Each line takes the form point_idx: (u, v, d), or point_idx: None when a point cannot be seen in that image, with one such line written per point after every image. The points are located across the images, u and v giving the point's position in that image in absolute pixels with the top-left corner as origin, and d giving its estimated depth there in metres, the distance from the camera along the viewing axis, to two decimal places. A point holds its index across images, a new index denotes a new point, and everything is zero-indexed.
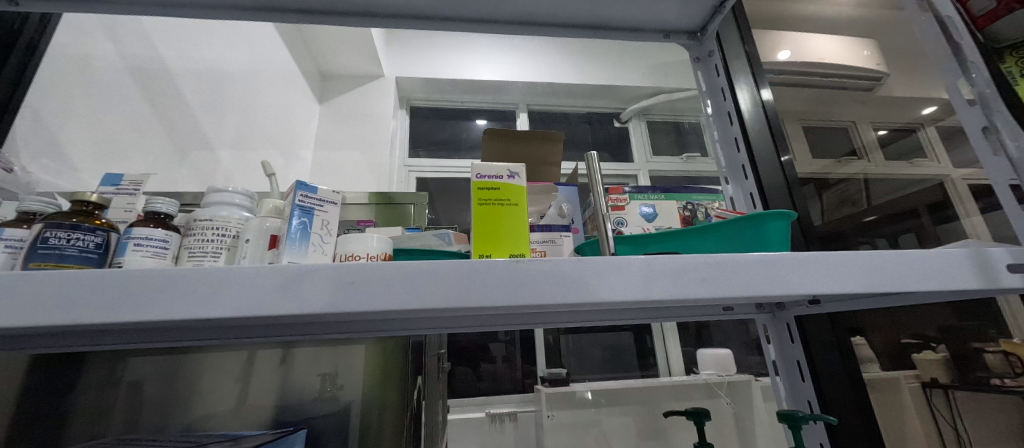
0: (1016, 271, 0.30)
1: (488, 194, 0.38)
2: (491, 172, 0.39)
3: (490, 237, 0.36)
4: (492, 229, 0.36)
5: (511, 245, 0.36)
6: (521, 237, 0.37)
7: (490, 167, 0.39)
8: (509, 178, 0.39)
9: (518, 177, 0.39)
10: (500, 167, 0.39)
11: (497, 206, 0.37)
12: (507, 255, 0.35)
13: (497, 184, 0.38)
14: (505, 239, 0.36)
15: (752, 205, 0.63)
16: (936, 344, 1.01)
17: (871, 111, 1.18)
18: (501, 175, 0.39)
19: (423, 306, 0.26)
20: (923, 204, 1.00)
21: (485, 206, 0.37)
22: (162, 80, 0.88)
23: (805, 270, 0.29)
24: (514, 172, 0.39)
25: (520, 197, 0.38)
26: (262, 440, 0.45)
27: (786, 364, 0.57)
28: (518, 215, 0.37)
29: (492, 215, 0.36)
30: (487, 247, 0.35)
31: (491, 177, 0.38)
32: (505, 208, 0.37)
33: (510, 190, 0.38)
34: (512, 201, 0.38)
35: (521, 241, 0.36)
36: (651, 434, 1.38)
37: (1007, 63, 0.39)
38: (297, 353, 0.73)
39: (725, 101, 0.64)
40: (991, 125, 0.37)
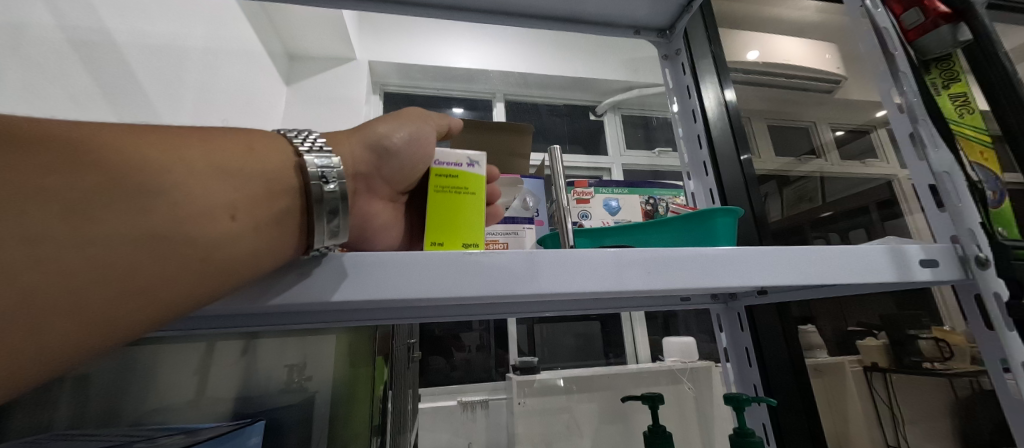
0: (926, 266, 0.34)
1: (446, 182, 0.38)
2: (450, 159, 0.38)
3: (444, 224, 0.37)
4: (450, 216, 0.37)
5: (464, 237, 0.36)
6: (477, 229, 0.37)
7: (449, 154, 0.38)
8: (468, 166, 0.38)
9: (480, 166, 0.39)
10: (462, 154, 0.39)
11: (452, 195, 0.37)
12: (461, 246, 0.36)
13: (455, 172, 0.38)
14: (459, 232, 0.37)
15: (711, 201, 0.66)
16: (878, 331, 1.11)
17: (830, 112, 1.26)
18: (456, 162, 0.38)
19: (397, 298, 0.27)
20: (873, 201, 1.13)
21: (441, 194, 0.37)
22: (135, 58, 0.84)
23: (748, 264, 0.30)
24: (474, 160, 0.39)
25: (478, 185, 0.38)
26: (215, 432, 0.43)
27: (736, 351, 0.62)
28: (474, 207, 0.38)
29: (447, 203, 0.37)
30: (437, 236, 0.36)
31: (450, 165, 0.38)
32: (460, 198, 0.37)
33: (468, 179, 0.38)
34: (470, 191, 0.38)
35: (476, 234, 0.37)
36: (616, 418, 1.42)
37: (932, 75, 0.43)
38: (262, 344, 0.70)
39: (691, 99, 0.67)
40: (916, 133, 0.41)
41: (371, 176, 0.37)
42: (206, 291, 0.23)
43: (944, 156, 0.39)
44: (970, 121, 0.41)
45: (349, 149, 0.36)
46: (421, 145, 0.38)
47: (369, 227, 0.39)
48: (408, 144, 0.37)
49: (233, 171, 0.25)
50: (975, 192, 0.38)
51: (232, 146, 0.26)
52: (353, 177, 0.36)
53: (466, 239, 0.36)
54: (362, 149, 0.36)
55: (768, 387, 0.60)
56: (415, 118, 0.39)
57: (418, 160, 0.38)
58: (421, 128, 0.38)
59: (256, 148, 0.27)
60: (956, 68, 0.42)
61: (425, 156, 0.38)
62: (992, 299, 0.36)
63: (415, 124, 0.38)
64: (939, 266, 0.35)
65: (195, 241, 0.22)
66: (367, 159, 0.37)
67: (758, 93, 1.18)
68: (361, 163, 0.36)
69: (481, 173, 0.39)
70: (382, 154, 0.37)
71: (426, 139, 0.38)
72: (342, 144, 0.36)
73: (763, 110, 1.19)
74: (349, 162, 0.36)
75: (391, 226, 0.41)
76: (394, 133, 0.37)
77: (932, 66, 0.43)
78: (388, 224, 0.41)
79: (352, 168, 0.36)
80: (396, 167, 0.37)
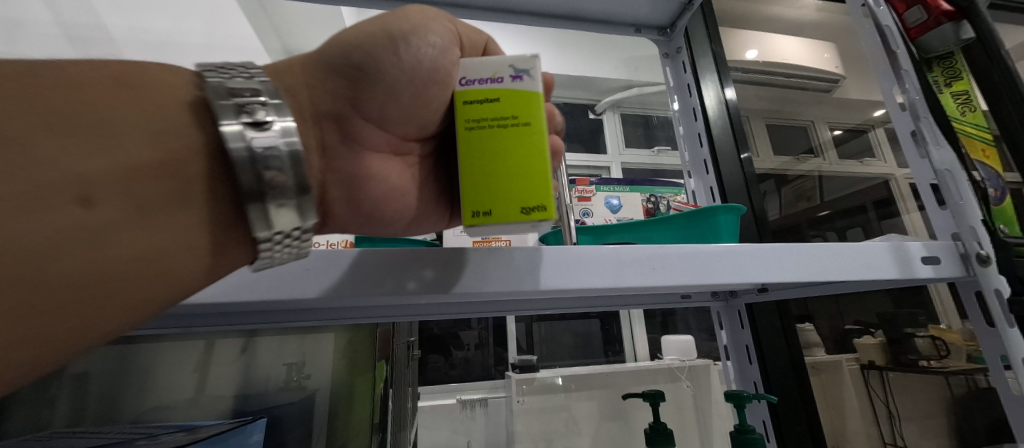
0: (927, 263, 0.34)
1: (484, 108, 0.28)
2: (487, 75, 0.29)
3: (491, 171, 0.27)
4: (495, 154, 0.27)
5: (521, 192, 0.26)
6: (542, 176, 0.27)
7: (485, 69, 0.29)
8: (512, 80, 0.28)
9: (531, 78, 0.29)
10: (501, 65, 0.29)
11: (496, 128, 0.27)
12: (517, 208, 0.26)
13: (495, 94, 0.28)
14: (513, 184, 0.26)
15: (711, 199, 0.66)
16: (875, 329, 1.13)
17: (828, 111, 1.27)
18: (495, 79, 0.28)
19: (405, 293, 0.27)
20: (870, 201, 1.14)
21: (479, 127, 0.27)
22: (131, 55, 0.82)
23: (755, 261, 0.31)
24: (520, 70, 0.29)
25: (529, 105, 0.28)
26: (218, 429, 0.43)
27: (736, 348, 0.63)
28: (531, 143, 0.27)
29: (489, 138, 0.27)
30: (480, 200, 0.26)
31: (487, 85, 0.28)
32: (510, 130, 0.27)
33: (515, 99, 0.28)
34: (522, 119, 0.27)
35: (541, 183, 0.26)
36: (614, 416, 1.42)
37: (934, 72, 0.43)
38: (261, 342, 0.69)
39: (691, 97, 0.67)
40: (918, 130, 0.41)
41: (349, 120, 0.31)
42: (128, 287, 0.21)
43: (947, 155, 0.40)
44: (971, 120, 0.41)
45: (307, 89, 0.30)
46: (421, 53, 0.29)
47: (364, 188, 0.33)
48: (395, 64, 0.29)
49: (110, 146, 0.21)
50: (977, 190, 0.39)
51: (119, 111, 0.22)
52: (315, 122, 0.30)
53: (524, 195, 0.26)
54: (329, 86, 0.30)
55: (768, 383, 0.60)
56: (418, 16, 0.30)
57: (421, 91, 0.31)
58: (432, 30, 0.30)
59: (171, 110, 0.24)
60: (958, 66, 0.43)
61: (436, 77, 0.30)
62: (994, 296, 0.36)
63: (414, 26, 0.29)
64: (941, 263, 0.35)
65: (102, 237, 0.20)
66: (339, 96, 0.30)
67: (757, 92, 1.18)
68: (329, 104, 0.30)
69: (535, 88, 0.28)
70: (357, 84, 0.29)
71: (447, 50, 0.31)
72: (298, 82, 0.29)
73: (762, 109, 1.19)
74: (307, 104, 0.29)
75: (398, 182, 0.35)
76: (376, 48, 0.29)
77: (934, 64, 0.44)
78: (392, 179, 0.35)
79: (314, 111, 0.30)
80: (385, 96, 0.30)
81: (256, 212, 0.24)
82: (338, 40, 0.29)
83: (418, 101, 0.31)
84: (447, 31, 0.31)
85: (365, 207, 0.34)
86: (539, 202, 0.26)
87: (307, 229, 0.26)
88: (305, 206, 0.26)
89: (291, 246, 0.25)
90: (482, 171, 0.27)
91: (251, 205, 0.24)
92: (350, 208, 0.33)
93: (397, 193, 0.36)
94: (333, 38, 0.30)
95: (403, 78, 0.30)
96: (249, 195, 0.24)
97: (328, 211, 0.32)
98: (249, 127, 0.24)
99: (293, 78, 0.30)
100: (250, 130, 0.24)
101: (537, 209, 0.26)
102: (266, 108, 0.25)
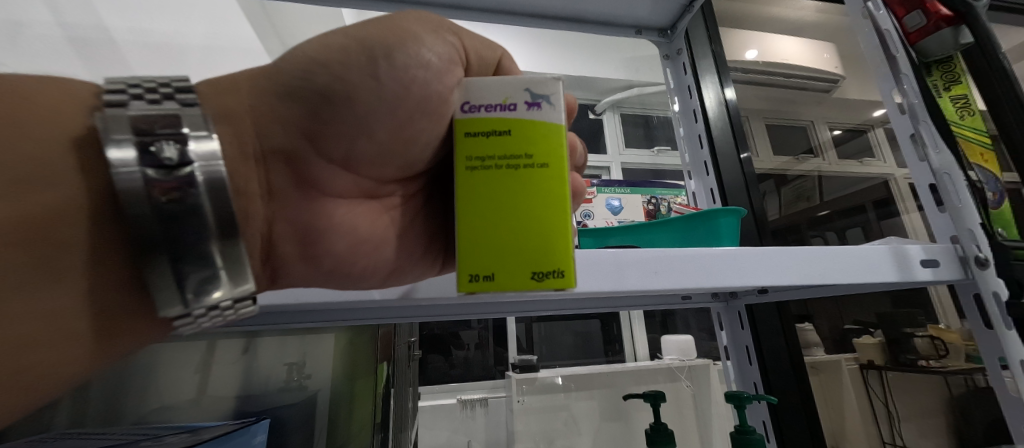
0: (927, 266, 0.35)
1: (492, 142, 0.25)
2: (496, 101, 0.26)
3: (499, 221, 0.24)
4: (503, 199, 0.24)
5: (532, 254, 0.23)
6: (560, 233, 0.23)
7: (495, 94, 0.26)
8: (527, 108, 0.25)
9: (551, 106, 0.25)
10: (516, 89, 0.26)
11: (505, 168, 0.24)
12: (528, 270, 0.23)
13: (506, 125, 0.25)
14: (523, 243, 0.23)
15: (712, 201, 0.67)
16: (874, 329, 1.12)
17: (827, 112, 1.27)
18: (506, 106, 0.25)
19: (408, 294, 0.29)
20: (869, 200, 1.18)
21: (484, 168, 0.24)
22: None
23: (756, 264, 0.31)
24: (536, 98, 0.26)
25: (547, 140, 0.25)
26: (220, 431, 0.43)
27: (735, 349, 0.63)
28: (548, 188, 0.24)
29: (496, 180, 0.24)
30: (481, 261, 0.23)
31: (496, 113, 0.25)
32: (521, 172, 0.24)
33: (529, 132, 0.25)
34: (537, 159, 0.24)
35: (558, 240, 0.23)
36: (613, 416, 1.43)
37: (933, 76, 0.43)
38: (262, 342, 0.70)
39: (691, 99, 0.67)
40: (916, 132, 0.42)
41: (306, 157, 0.28)
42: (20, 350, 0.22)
43: (946, 158, 0.40)
44: (970, 123, 0.42)
45: (254, 117, 0.26)
46: (407, 75, 0.26)
47: (323, 239, 0.30)
48: (366, 96, 0.26)
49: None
50: (975, 193, 0.39)
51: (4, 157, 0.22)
52: (260, 158, 0.27)
53: (536, 258, 0.23)
54: (281, 114, 0.26)
55: (768, 383, 0.61)
56: (412, 28, 0.27)
57: (400, 124, 0.27)
58: (427, 45, 0.26)
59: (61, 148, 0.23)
60: (957, 70, 0.43)
61: (425, 106, 0.27)
62: (991, 299, 0.36)
63: (402, 40, 0.26)
64: (939, 266, 0.36)
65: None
66: (294, 128, 0.27)
67: (757, 92, 1.18)
68: (281, 137, 0.27)
69: (556, 118, 0.25)
70: (316, 115, 0.26)
71: (444, 71, 0.27)
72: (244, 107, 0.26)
73: (762, 109, 1.19)
74: (252, 137, 0.26)
75: (367, 231, 0.32)
76: (347, 70, 0.25)
77: (933, 68, 0.44)
78: (360, 227, 0.32)
79: (260, 146, 0.26)
80: (350, 129, 0.27)
81: (157, 289, 0.23)
82: (299, 56, 0.26)
83: (396, 136, 0.28)
84: (448, 48, 0.27)
85: (324, 262, 0.31)
86: (554, 267, 0.23)
87: (244, 298, 0.25)
88: (234, 273, 0.24)
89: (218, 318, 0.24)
90: (485, 222, 0.24)
91: (153, 282, 0.23)
92: (304, 262, 0.30)
93: (365, 243, 0.32)
94: (292, 53, 0.26)
95: (377, 108, 0.26)
96: (152, 269, 0.23)
97: (280, 266, 0.30)
98: (156, 170, 0.22)
99: (240, 101, 0.26)
100: (160, 172, 0.22)
101: (552, 276, 0.23)
102: (171, 140, 0.23)
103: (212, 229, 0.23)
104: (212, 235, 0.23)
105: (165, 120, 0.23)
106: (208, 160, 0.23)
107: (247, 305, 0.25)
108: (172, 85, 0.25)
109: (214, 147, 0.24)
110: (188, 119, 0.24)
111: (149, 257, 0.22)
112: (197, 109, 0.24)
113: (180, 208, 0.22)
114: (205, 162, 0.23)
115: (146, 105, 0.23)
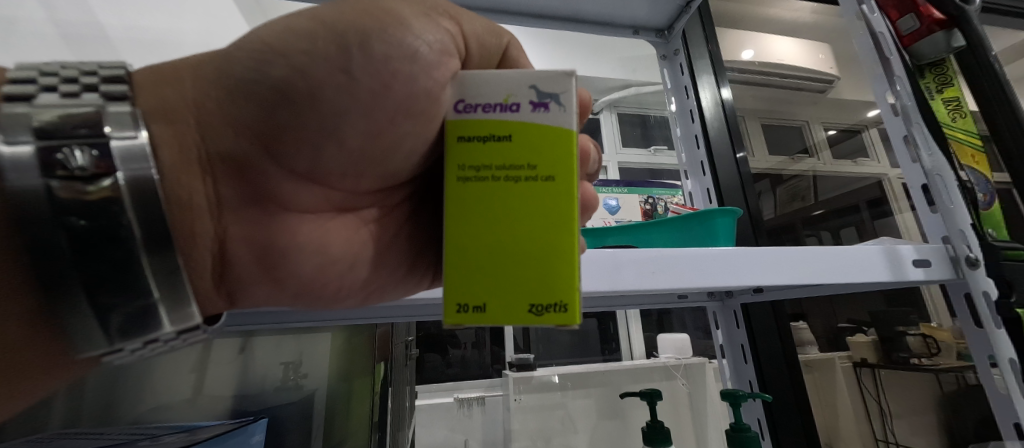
0: (918, 266, 0.35)
1: (491, 150, 0.23)
2: (496, 101, 0.24)
3: (497, 242, 0.22)
4: (502, 219, 0.22)
5: (531, 283, 0.22)
6: (566, 260, 0.22)
7: (495, 91, 0.24)
8: (533, 110, 0.23)
9: (561, 107, 0.24)
10: (520, 87, 0.24)
11: (505, 180, 0.23)
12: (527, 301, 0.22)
13: (507, 129, 0.23)
14: (524, 271, 0.22)
15: (708, 200, 0.68)
16: (867, 328, 1.14)
17: (823, 112, 1.29)
18: (508, 105, 0.24)
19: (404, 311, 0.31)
20: (864, 200, 1.20)
21: (478, 182, 0.23)
22: None
23: (752, 265, 0.31)
24: (542, 98, 0.24)
25: (555, 151, 0.23)
26: (216, 432, 0.42)
27: (731, 347, 0.64)
28: (553, 204, 0.22)
29: (496, 197, 0.23)
30: (472, 289, 0.22)
31: (496, 114, 0.24)
32: (523, 185, 0.22)
33: (534, 140, 0.23)
34: (542, 171, 0.23)
35: (561, 267, 0.22)
36: (609, 414, 1.43)
37: (926, 80, 0.44)
38: (258, 342, 0.69)
39: (688, 99, 0.68)
40: (910, 135, 0.42)
41: (262, 167, 0.26)
42: None
43: (938, 159, 0.41)
44: (962, 125, 0.42)
45: (197, 118, 0.24)
46: (389, 66, 0.24)
47: (287, 259, 0.29)
48: (333, 94, 0.24)
49: None
50: (966, 194, 0.40)
51: None
52: (205, 166, 0.24)
53: (536, 288, 0.22)
54: (230, 117, 0.24)
55: (763, 381, 0.61)
56: (397, 9, 0.24)
57: (375, 127, 0.25)
58: (416, 31, 0.24)
59: None
60: (949, 73, 0.44)
61: (408, 105, 0.24)
62: (981, 298, 0.37)
63: (383, 27, 0.23)
64: (931, 267, 0.37)
65: None
66: (247, 133, 0.24)
67: (753, 93, 1.19)
68: (231, 142, 0.24)
69: (566, 122, 0.23)
70: (273, 119, 0.24)
71: (435, 63, 0.24)
72: (187, 105, 0.24)
73: (757, 109, 1.20)
74: (196, 142, 0.24)
75: (338, 250, 0.31)
76: (313, 63, 0.23)
77: (927, 71, 0.45)
78: (330, 245, 0.30)
79: (205, 152, 0.24)
80: (313, 135, 0.25)
81: (79, 330, 0.22)
82: (253, 48, 0.24)
83: (374, 140, 0.26)
84: (441, 34, 0.25)
85: (288, 285, 0.30)
86: (557, 300, 0.22)
87: (190, 330, 0.24)
88: (174, 305, 0.23)
89: (161, 348, 0.24)
90: (480, 242, 0.22)
91: (71, 322, 0.22)
92: (266, 282, 0.29)
93: (337, 263, 0.31)
94: (244, 43, 0.24)
95: (346, 109, 0.24)
96: (69, 301, 0.21)
97: (239, 288, 0.29)
98: (67, 181, 0.21)
99: (183, 97, 0.24)
100: (76, 183, 0.21)
101: (553, 310, 0.22)
102: (84, 144, 0.21)
103: (141, 256, 0.22)
104: (143, 270, 0.22)
105: (83, 120, 0.21)
106: (127, 163, 0.21)
107: (198, 334, 0.24)
108: (98, 75, 0.23)
109: (139, 147, 0.22)
110: (110, 115, 0.21)
111: (66, 296, 0.21)
112: (127, 105, 0.22)
113: (108, 234, 0.21)
114: (125, 165, 0.21)
115: (59, 99, 0.22)
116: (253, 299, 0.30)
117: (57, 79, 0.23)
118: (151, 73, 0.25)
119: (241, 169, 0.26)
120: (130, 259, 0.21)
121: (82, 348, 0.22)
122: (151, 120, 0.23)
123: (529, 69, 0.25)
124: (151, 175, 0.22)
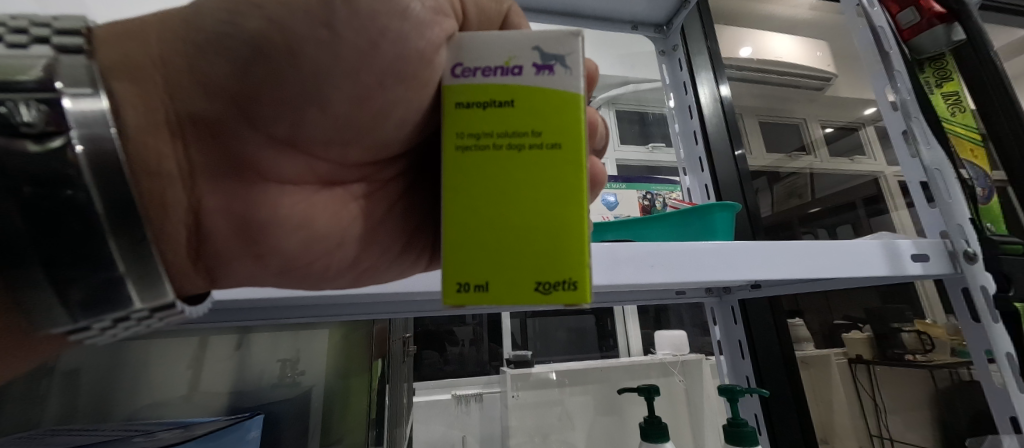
0: (918, 260, 0.36)
1: (492, 116, 0.23)
2: (496, 63, 0.23)
3: (504, 216, 0.22)
4: (505, 191, 0.22)
5: (538, 259, 0.22)
6: (576, 232, 0.22)
7: (493, 55, 0.24)
8: (536, 72, 0.23)
9: (566, 69, 0.23)
10: (522, 49, 0.24)
11: (507, 149, 0.22)
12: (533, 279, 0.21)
13: (508, 94, 0.23)
14: (531, 246, 0.22)
15: (706, 196, 0.68)
16: (863, 324, 1.15)
17: (819, 109, 1.29)
18: (509, 68, 0.23)
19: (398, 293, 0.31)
20: (860, 198, 1.20)
21: (478, 155, 0.22)
22: None
23: (750, 257, 0.31)
24: (546, 61, 0.23)
25: (561, 117, 0.23)
26: (210, 429, 0.42)
27: (729, 343, 0.64)
28: (561, 173, 0.22)
29: (500, 167, 0.22)
30: (473, 268, 0.22)
31: (496, 78, 0.23)
32: (527, 154, 0.22)
33: (536, 104, 0.23)
34: (547, 138, 0.22)
35: (572, 242, 0.22)
36: (606, 410, 1.43)
37: (926, 74, 0.44)
38: (255, 338, 0.68)
39: (687, 95, 0.68)
40: (909, 130, 0.42)
41: (237, 131, 0.25)
42: None
43: (938, 154, 0.41)
44: (960, 119, 0.43)
45: (165, 76, 0.23)
46: (374, 23, 0.22)
47: (268, 233, 0.28)
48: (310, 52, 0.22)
49: None
50: (965, 188, 0.40)
51: None
52: (175, 128, 0.24)
53: (543, 265, 0.22)
54: (199, 76, 0.23)
55: (761, 376, 0.62)
56: None
57: (362, 92, 0.24)
58: None
59: None
60: (949, 67, 0.44)
61: (397, 70, 0.23)
62: (978, 292, 0.37)
63: None
64: (929, 261, 0.37)
65: None
66: (218, 94, 0.24)
67: (751, 90, 1.19)
68: (202, 103, 0.23)
69: (573, 85, 0.23)
70: (245, 79, 0.23)
71: (429, 23, 0.23)
72: (154, 62, 0.23)
73: (755, 107, 1.21)
74: (165, 103, 0.23)
75: (324, 225, 0.30)
76: (290, 17, 0.22)
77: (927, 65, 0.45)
78: (316, 219, 0.29)
79: (174, 113, 0.23)
80: (290, 98, 0.24)
81: (40, 309, 0.21)
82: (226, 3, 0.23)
83: (361, 107, 0.25)
84: None
85: (270, 260, 0.28)
86: (564, 277, 0.21)
87: (166, 307, 0.23)
88: (143, 281, 0.22)
89: (134, 326, 0.23)
90: (483, 218, 0.22)
91: (30, 302, 0.21)
92: (248, 257, 0.28)
93: (323, 239, 0.30)
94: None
95: (330, 70, 0.23)
96: (21, 277, 0.20)
97: (219, 263, 0.28)
98: (13, 138, 0.19)
99: (150, 54, 0.23)
100: (25, 141, 0.20)
101: (562, 287, 0.21)
102: (33, 100, 0.20)
103: (106, 231, 0.21)
104: (109, 247, 0.21)
105: (37, 75, 0.20)
106: (83, 124, 0.20)
107: (174, 313, 0.24)
108: (52, 27, 0.22)
109: (98, 108, 0.21)
110: (63, 70, 0.20)
111: (20, 271, 0.20)
112: (82, 59, 0.21)
113: (59, 204, 0.20)
114: (81, 125, 0.20)
115: (7, 49, 0.21)
116: (234, 276, 0.29)
117: (6, 29, 0.22)
118: (114, 29, 0.24)
119: (212, 132, 0.25)
120: (93, 234, 0.21)
121: (43, 325, 0.22)
122: (113, 79, 0.23)
123: (529, 31, 0.24)
124: (111, 136, 0.21)
